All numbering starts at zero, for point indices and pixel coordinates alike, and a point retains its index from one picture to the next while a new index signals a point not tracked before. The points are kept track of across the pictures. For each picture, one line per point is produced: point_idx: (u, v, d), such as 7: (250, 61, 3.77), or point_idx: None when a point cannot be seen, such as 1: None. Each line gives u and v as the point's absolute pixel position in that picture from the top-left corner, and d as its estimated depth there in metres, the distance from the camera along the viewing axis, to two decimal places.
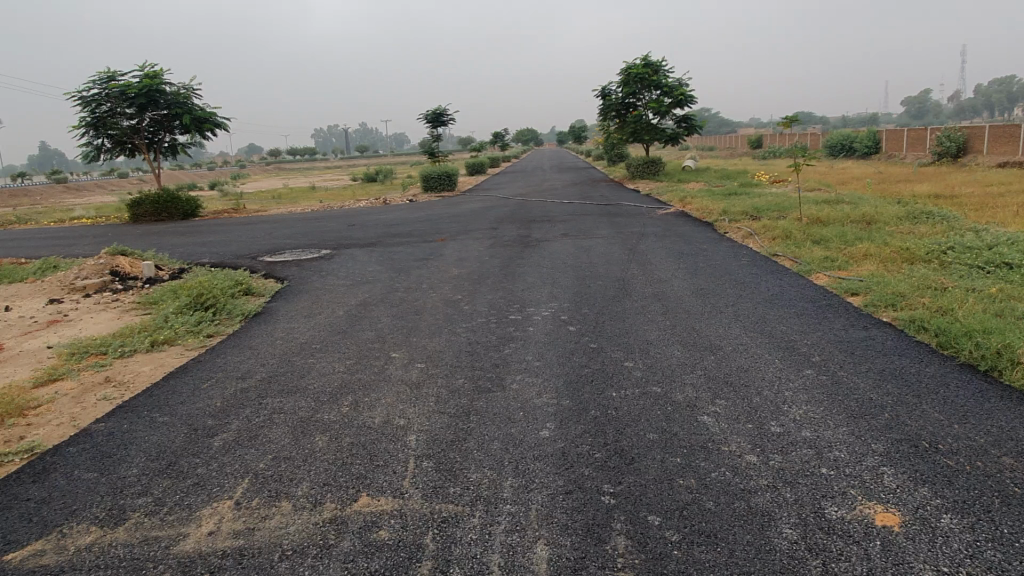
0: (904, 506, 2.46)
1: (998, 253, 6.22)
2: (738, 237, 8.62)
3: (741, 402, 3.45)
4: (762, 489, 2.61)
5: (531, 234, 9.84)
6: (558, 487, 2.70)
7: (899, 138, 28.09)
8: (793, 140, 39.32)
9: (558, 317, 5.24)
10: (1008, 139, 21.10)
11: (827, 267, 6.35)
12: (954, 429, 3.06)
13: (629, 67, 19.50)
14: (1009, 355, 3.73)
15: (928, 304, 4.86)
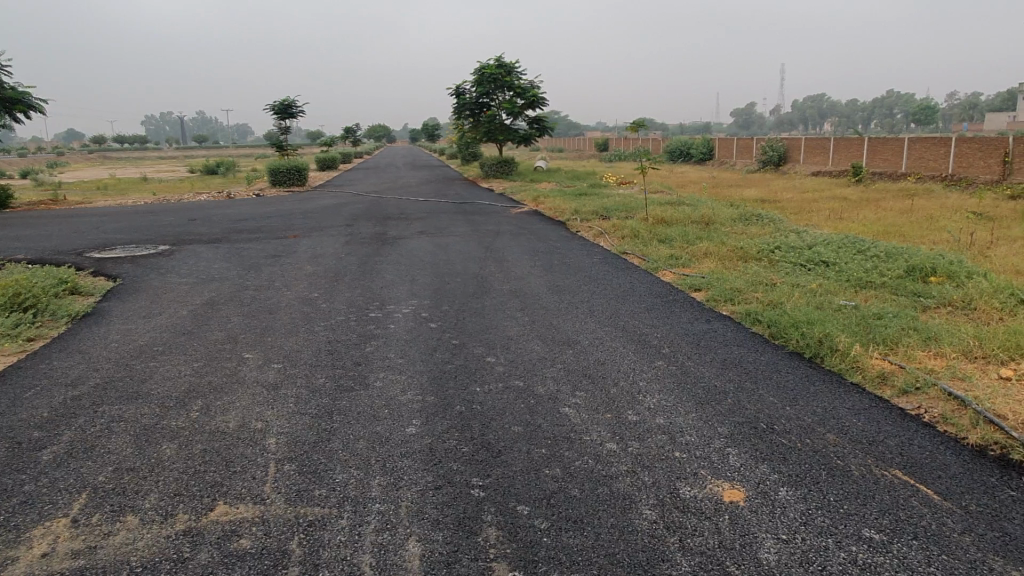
0: (747, 482, 2.68)
1: (817, 252, 6.90)
2: (589, 236, 8.96)
3: (600, 393, 3.60)
4: (622, 475, 2.75)
5: (387, 231, 9.70)
6: (427, 483, 2.69)
7: (729, 146, 30.45)
8: (636, 145, 41.47)
9: (418, 314, 5.21)
10: (820, 150, 23.52)
11: (672, 265, 6.77)
12: (786, 410, 3.38)
13: (482, 66, 19.70)
14: (829, 344, 4.17)
15: (760, 298, 5.31)
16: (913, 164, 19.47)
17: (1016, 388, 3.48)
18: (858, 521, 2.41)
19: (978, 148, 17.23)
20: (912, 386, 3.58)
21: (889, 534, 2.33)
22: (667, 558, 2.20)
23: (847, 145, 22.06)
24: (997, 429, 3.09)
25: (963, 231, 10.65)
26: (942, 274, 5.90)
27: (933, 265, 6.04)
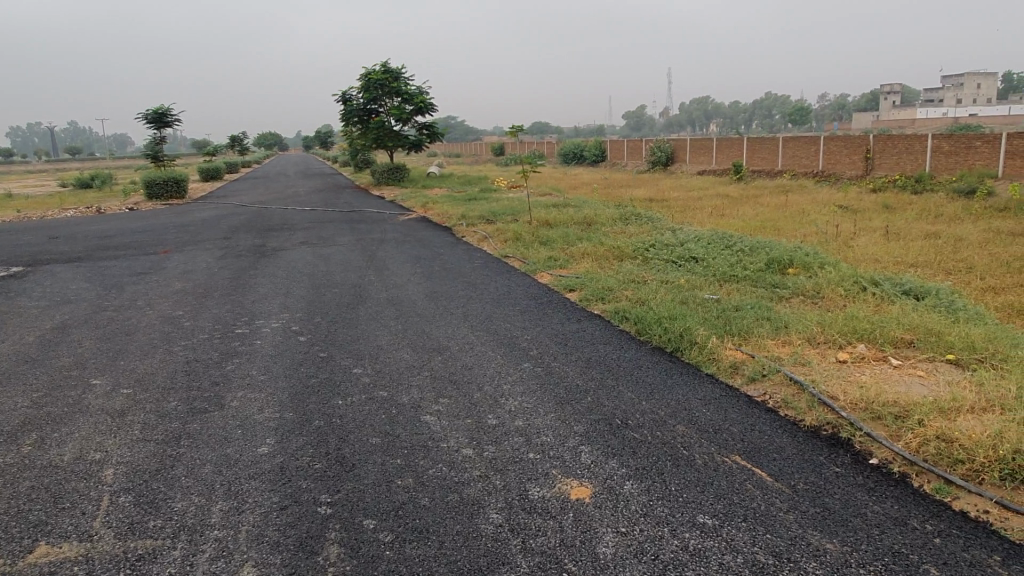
0: (595, 479, 2.74)
1: (687, 249, 7.18)
2: (474, 241, 8.99)
3: (463, 398, 3.60)
4: (474, 480, 2.75)
5: (267, 243, 9.40)
6: (272, 504, 2.61)
7: (621, 147, 31.33)
8: (532, 147, 42.02)
9: (288, 328, 5.06)
10: (704, 150, 24.58)
11: (550, 266, 6.88)
12: (642, 405, 3.49)
13: (368, 72, 19.47)
14: (688, 337, 4.34)
15: (629, 296, 5.47)
16: (788, 162, 20.61)
17: (850, 370, 3.74)
18: (693, 509, 2.50)
19: (845, 145, 18.44)
20: (759, 373, 3.77)
21: (721, 518, 2.43)
22: (508, 561, 2.22)
23: (728, 145, 23.16)
24: (830, 409, 3.30)
25: (829, 224, 11.36)
26: (798, 266, 6.26)
27: (790, 257, 6.40)
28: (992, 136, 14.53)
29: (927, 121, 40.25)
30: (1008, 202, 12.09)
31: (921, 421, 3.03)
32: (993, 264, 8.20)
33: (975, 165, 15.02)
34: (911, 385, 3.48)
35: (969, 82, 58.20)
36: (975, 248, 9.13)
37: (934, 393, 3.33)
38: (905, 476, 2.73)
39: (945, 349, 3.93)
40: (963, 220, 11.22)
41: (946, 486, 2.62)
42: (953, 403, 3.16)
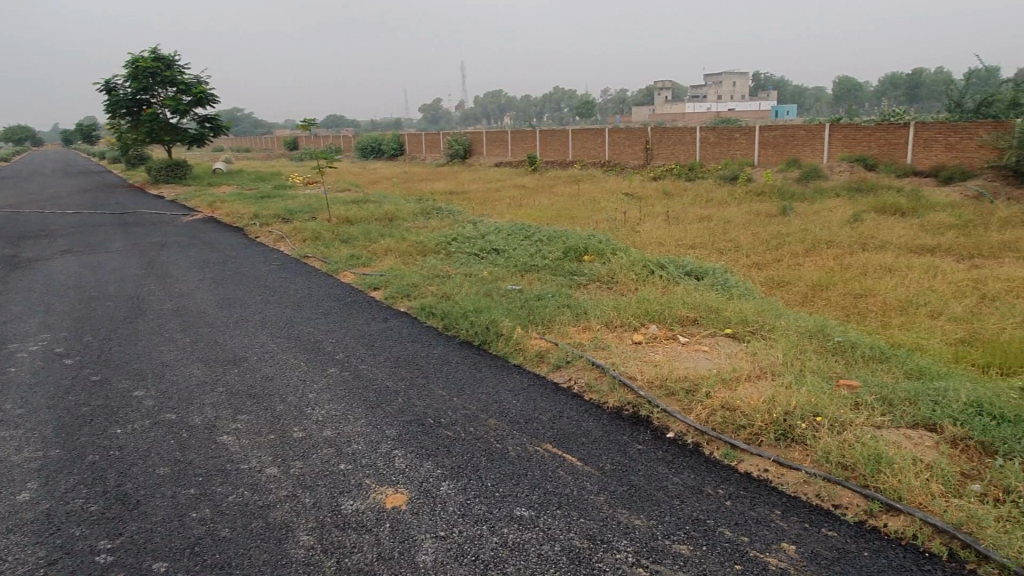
0: (410, 484, 2.66)
1: (488, 241, 7.29)
2: (268, 241, 8.49)
3: (264, 413, 3.35)
4: (281, 501, 2.56)
5: (19, 253, 8.18)
6: (37, 560, 2.23)
7: (418, 140, 31.30)
8: (327, 141, 40.71)
9: (50, 350, 4.42)
10: (500, 143, 25.25)
11: (353, 265, 6.67)
12: (453, 401, 3.46)
13: (135, 59, 17.65)
14: (495, 329, 4.39)
15: (435, 291, 5.43)
16: (577, 153, 21.75)
17: (645, 350, 3.98)
18: (510, 502, 2.51)
19: (626, 137, 19.83)
20: (564, 360, 3.90)
21: (537, 509, 2.46)
22: None
23: (522, 137, 23.99)
24: (629, 389, 3.48)
25: (617, 211, 12.14)
26: (592, 252, 6.58)
27: (584, 244, 6.71)
28: (747, 128, 16.37)
29: (692, 115, 44.73)
30: (763, 187, 13.70)
31: (708, 393, 3.29)
32: (755, 243, 9.23)
33: (735, 154, 16.85)
34: (698, 360, 3.78)
35: (727, 80, 65.21)
36: (740, 229, 10.22)
37: (717, 366, 3.63)
38: (699, 445, 2.96)
39: (723, 324, 4.33)
40: (729, 204, 12.52)
41: (732, 451, 2.87)
42: (733, 373, 3.47)
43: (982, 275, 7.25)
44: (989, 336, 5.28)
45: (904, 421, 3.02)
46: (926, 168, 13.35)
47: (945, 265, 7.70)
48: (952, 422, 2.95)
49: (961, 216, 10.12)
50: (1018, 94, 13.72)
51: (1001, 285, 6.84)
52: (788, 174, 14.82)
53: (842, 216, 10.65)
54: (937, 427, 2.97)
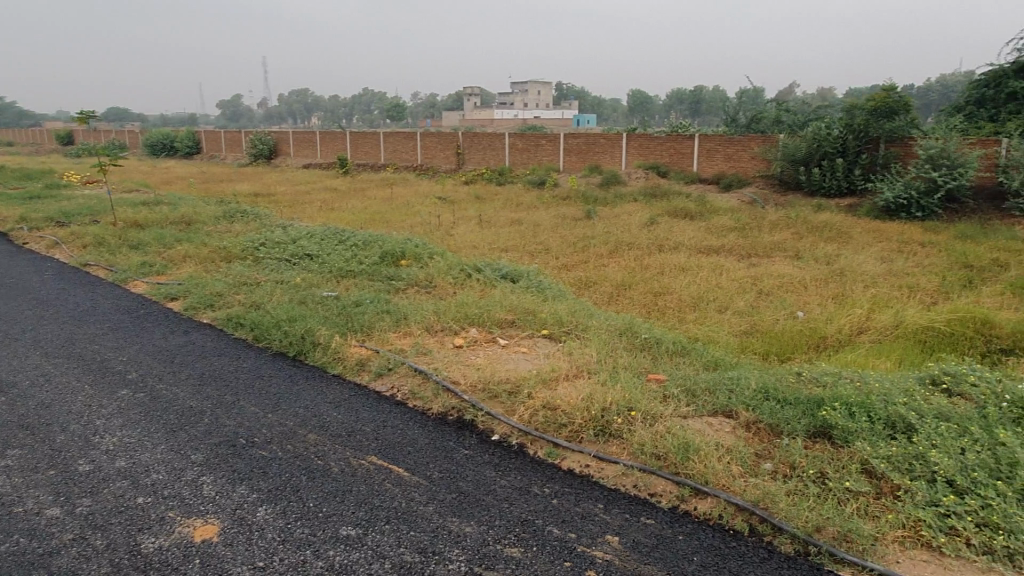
0: (221, 512, 2.44)
1: (300, 245, 6.96)
2: (39, 248, 7.48)
3: (41, 446, 2.92)
4: (64, 547, 2.23)
5: None
6: None
7: (218, 138, 29.31)
8: (109, 137, 36.88)
9: None
10: (308, 143, 24.33)
11: (145, 273, 6.06)
12: (267, 418, 3.23)
13: None
14: (310, 339, 4.18)
15: (242, 300, 5.07)
16: (389, 156, 21.51)
17: (466, 354, 3.98)
18: (335, 522, 2.38)
19: (437, 140, 19.92)
20: (385, 367, 3.79)
21: (364, 526, 2.36)
22: None
23: (331, 137, 23.27)
24: (452, 394, 3.45)
25: (431, 214, 12.14)
26: (409, 257, 6.50)
27: (401, 248, 6.61)
28: (553, 135, 17.11)
29: (501, 121, 46.07)
30: (569, 192, 14.38)
31: (529, 393, 3.35)
32: (564, 245, 9.65)
33: (542, 160, 17.55)
34: (518, 361, 3.84)
35: (532, 89, 67.85)
36: (550, 232, 10.64)
37: (536, 366, 3.71)
38: (522, 447, 3.01)
39: (540, 325, 4.45)
40: (538, 208, 13.00)
41: (555, 449, 2.95)
42: (552, 373, 3.56)
43: (758, 272, 8.12)
44: (767, 328, 5.92)
45: (705, 409, 3.27)
46: (709, 176, 14.75)
47: (728, 264, 8.54)
48: (745, 407, 3.25)
49: (739, 219, 11.29)
50: (780, 113, 15.58)
51: (774, 281, 7.70)
52: (591, 180, 15.69)
53: (640, 220, 11.45)
54: (733, 413, 3.25)
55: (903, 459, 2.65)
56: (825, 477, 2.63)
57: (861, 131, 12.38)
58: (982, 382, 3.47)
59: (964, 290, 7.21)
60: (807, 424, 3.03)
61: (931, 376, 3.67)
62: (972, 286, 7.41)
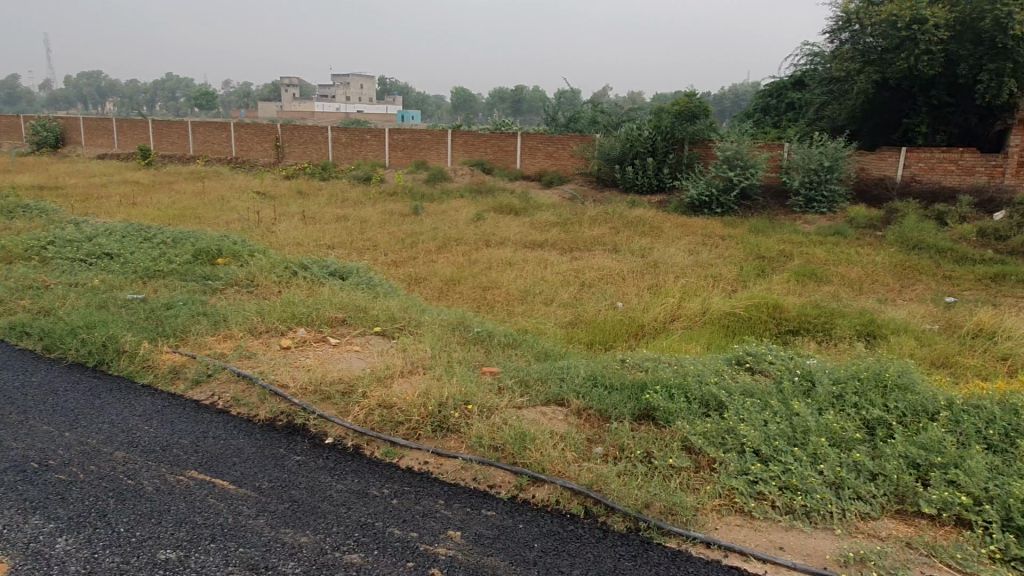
0: (11, 548, 2.13)
1: (97, 244, 6.28)
2: None
3: None
4: None
5: None
6: None
7: None
8: None
9: None
10: (103, 132, 22.10)
11: None
12: (64, 438, 2.87)
13: None
14: (114, 347, 3.79)
15: (28, 306, 4.49)
16: (199, 147, 20.07)
17: (294, 355, 3.79)
18: (151, 546, 2.16)
19: (253, 132, 18.87)
20: (204, 373, 3.51)
21: (186, 548, 2.16)
22: None
23: (131, 126, 21.31)
24: (280, 397, 3.27)
25: (249, 210, 11.47)
26: (226, 254, 6.08)
27: (217, 246, 6.17)
28: (377, 130, 16.82)
29: (321, 114, 44.60)
30: (396, 187, 14.21)
31: (364, 392, 3.25)
32: (392, 242, 9.51)
33: (367, 155, 17.22)
34: (350, 360, 3.71)
35: (353, 82, 66.33)
36: (377, 228, 10.45)
37: (370, 364, 3.61)
38: (359, 448, 2.92)
39: (371, 322, 4.34)
40: (364, 204, 12.73)
41: (392, 448, 2.90)
42: (387, 370, 3.48)
43: (580, 265, 8.50)
44: (591, 319, 6.21)
45: (539, 399, 3.36)
46: (532, 173, 15.21)
47: (552, 258, 8.86)
48: (575, 395, 3.37)
49: (561, 215, 11.75)
50: (596, 114, 16.40)
51: (595, 273, 8.09)
52: (417, 175, 15.61)
53: (467, 215, 11.56)
54: (565, 401, 3.37)
55: (717, 433, 2.88)
56: (651, 457, 2.79)
57: (668, 133, 13.35)
58: (777, 360, 3.86)
59: (758, 279, 8.00)
60: (633, 407, 3.20)
61: (735, 357, 4.03)
62: (764, 274, 8.25)
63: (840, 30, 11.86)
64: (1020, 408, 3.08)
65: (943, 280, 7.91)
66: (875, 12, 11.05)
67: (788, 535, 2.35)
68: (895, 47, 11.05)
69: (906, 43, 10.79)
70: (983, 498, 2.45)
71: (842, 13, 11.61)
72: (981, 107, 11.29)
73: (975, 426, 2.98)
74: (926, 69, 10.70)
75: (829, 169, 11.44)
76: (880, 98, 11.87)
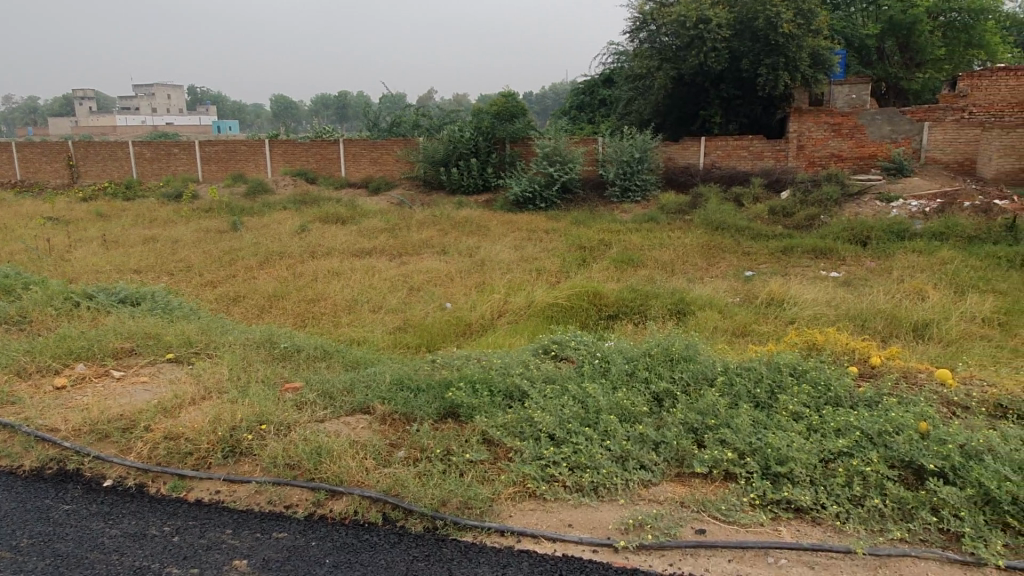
0: None
1: None
2: None
3: None
4: None
5: None
6: None
7: None
8: None
9: None
10: None
11: None
12: None
13: None
14: None
15: None
16: None
17: (70, 395, 3.44)
18: None
19: (41, 151, 17.04)
20: None
21: None
22: None
23: None
24: (48, 443, 2.96)
25: (38, 238, 10.32)
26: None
27: None
28: (185, 143, 15.78)
29: (126, 128, 41.18)
30: (210, 203, 13.38)
31: (148, 426, 3.02)
32: (207, 261, 8.94)
33: (177, 170, 16.09)
34: (134, 394, 3.44)
35: (159, 91, 61.57)
36: (190, 248, 9.78)
37: (158, 395, 3.36)
38: (142, 486, 2.73)
39: (164, 349, 4.06)
40: (175, 223, 11.87)
41: (180, 482, 2.72)
42: (175, 400, 3.25)
43: (408, 269, 8.45)
44: (418, 322, 6.18)
45: (343, 410, 3.29)
46: (357, 179, 14.93)
47: (380, 265, 8.73)
48: (380, 401, 3.34)
49: (389, 220, 11.61)
50: (418, 117, 16.38)
51: (422, 277, 8.07)
52: (235, 189, 14.80)
53: (290, 227, 11.13)
54: (370, 408, 3.33)
55: (516, 424, 2.97)
56: (451, 453, 2.82)
57: (488, 133, 13.61)
58: (580, 345, 4.04)
59: (579, 269, 8.35)
60: (437, 407, 3.22)
61: (542, 346, 4.16)
62: (585, 265, 8.61)
63: (638, 30, 12.53)
64: (783, 365, 3.42)
65: (742, 256, 8.65)
66: (666, 12, 11.84)
67: (577, 513, 2.47)
68: (686, 45, 11.95)
69: (695, 41, 11.69)
70: (746, 451, 2.70)
71: (638, 14, 12.30)
72: (763, 98, 12.50)
73: (745, 386, 3.28)
74: (714, 64, 11.69)
75: (639, 160, 12.17)
76: (677, 92, 12.79)
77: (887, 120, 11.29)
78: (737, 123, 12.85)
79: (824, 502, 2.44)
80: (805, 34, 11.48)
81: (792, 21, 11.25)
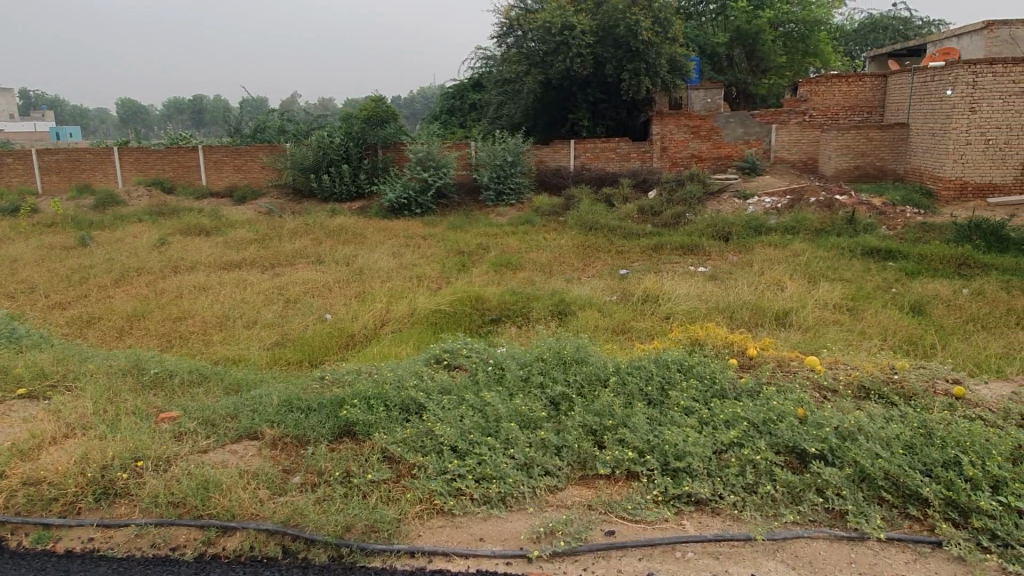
0: None
1: None
2: None
3: None
4: None
5: None
6: None
7: None
8: None
9: None
10: None
11: None
12: None
13: None
14: None
15: None
16: None
17: None
18: None
19: None
20: None
21: None
22: None
23: None
24: None
25: None
26: None
27: None
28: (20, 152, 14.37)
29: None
30: (54, 217, 12.25)
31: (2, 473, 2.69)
32: (53, 281, 8.16)
33: (12, 182, 14.61)
34: None
35: None
36: (32, 267, 8.88)
37: (10, 437, 3.01)
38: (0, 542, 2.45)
39: (13, 385, 3.65)
40: (13, 240, 10.77)
41: (45, 532, 2.45)
42: (32, 441, 2.92)
43: (282, 281, 8.10)
44: (297, 335, 5.93)
45: (228, 437, 3.08)
46: (221, 188, 14.16)
47: (251, 278, 8.30)
48: (269, 425, 3.16)
49: (257, 231, 11.09)
50: (283, 122, 15.77)
51: (299, 288, 7.76)
52: (81, 201, 13.63)
53: (148, 241, 10.39)
54: (258, 433, 3.14)
55: (417, 438, 2.89)
56: (350, 475, 2.71)
57: (359, 138, 13.32)
58: (472, 353, 4.00)
59: (459, 274, 8.31)
60: (331, 426, 3.08)
61: (434, 356, 4.08)
62: (465, 270, 8.59)
63: (505, 36, 12.69)
64: (670, 361, 3.54)
65: (616, 255, 8.95)
66: (531, 19, 12.07)
67: (486, 526, 2.44)
68: (552, 50, 12.23)
69: (561, 47, 11.98)
70: (646, 449, 2.77)
71: (504, 20, 12.45)
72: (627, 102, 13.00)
73: (637, 384, 3.37)
74: (580, 69, 12.04)
75: (512, 163, 12.31)
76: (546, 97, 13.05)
77: (741, 122, 12.04)
78: (604, 126, 13.29)
79: (721, 493, 2.54)
80: (662, 41, 12.06)
81: (650, 28, 11.79)
